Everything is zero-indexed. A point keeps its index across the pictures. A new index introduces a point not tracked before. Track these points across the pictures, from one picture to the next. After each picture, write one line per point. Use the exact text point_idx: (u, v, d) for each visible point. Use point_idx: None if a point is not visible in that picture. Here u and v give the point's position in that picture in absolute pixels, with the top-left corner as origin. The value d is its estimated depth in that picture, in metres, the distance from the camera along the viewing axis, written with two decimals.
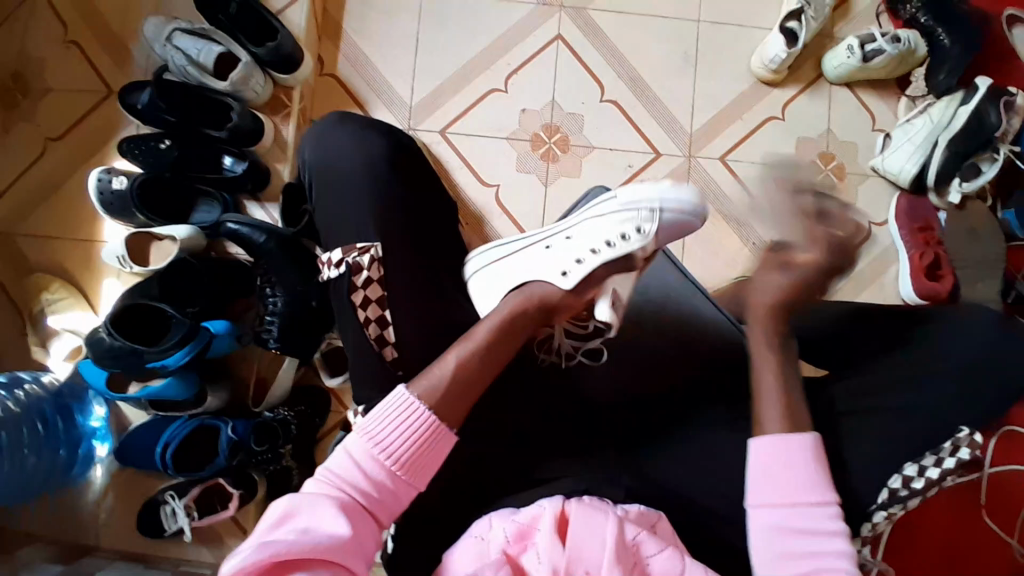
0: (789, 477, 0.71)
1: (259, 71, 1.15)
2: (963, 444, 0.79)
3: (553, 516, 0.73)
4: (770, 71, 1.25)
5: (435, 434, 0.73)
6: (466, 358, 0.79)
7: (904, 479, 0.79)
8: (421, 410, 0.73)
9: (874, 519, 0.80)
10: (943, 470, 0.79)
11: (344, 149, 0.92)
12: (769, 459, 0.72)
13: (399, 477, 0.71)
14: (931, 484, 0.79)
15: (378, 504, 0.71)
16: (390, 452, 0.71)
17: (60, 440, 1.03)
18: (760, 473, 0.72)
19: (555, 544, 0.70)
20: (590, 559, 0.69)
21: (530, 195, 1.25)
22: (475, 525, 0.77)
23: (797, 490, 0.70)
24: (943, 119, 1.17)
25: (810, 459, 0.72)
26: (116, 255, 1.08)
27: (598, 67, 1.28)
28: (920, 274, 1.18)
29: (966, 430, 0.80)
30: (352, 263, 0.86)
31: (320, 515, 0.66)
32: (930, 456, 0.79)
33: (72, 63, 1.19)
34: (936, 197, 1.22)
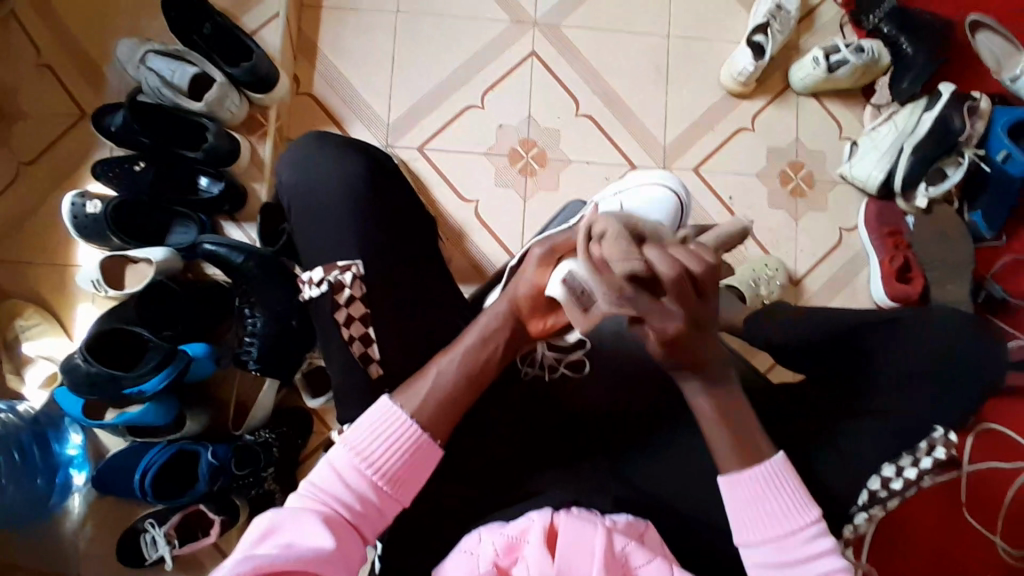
0: (765, 510, 0.69)
1: (234, 91, 1.15)
2: (939, 444, 0.81)
3: (542, 528, 0.73)
4: (739, 83, 1.28)
5: (420, 447, 0.74)
6: (464, 371, 0.77)
7: (884, 480, 0.80)
8: (408, 422, 0.74)
9: (856, 521, 0.81)
10: (921, 470, 0.80)
11: (323, 167, 0.92)
12: (745, 490, 0.70)
13: (382, 491, 0.72)
14: (909, 485, 0.80)
15: (362, 518, 0.71)
16: (375, 465, 0.72)
17: (37, 470, 1.00)
18: (736, 514, 0.70)
19: (543, 556, 0.71)
20: (579, 569, 0.70)
21: (509, 209, 1.25)
22: (465, 540, 0.76)
23: (772, 523, 0.69)
24: (908, 126, 1.20)
25: (781, 483, 0.70)
26: (90, 280, 1.06)
27: (572, 82, 1.30)
28: (891, 277, 1.22)
29: (942, 429, 0.82)
30: (334, 281, 0.86)
31: (304, 530, 0.67)
32: (908, 455, 0.81)
33: (42, 86, 1.18)
34: (904, 202, 1.25)
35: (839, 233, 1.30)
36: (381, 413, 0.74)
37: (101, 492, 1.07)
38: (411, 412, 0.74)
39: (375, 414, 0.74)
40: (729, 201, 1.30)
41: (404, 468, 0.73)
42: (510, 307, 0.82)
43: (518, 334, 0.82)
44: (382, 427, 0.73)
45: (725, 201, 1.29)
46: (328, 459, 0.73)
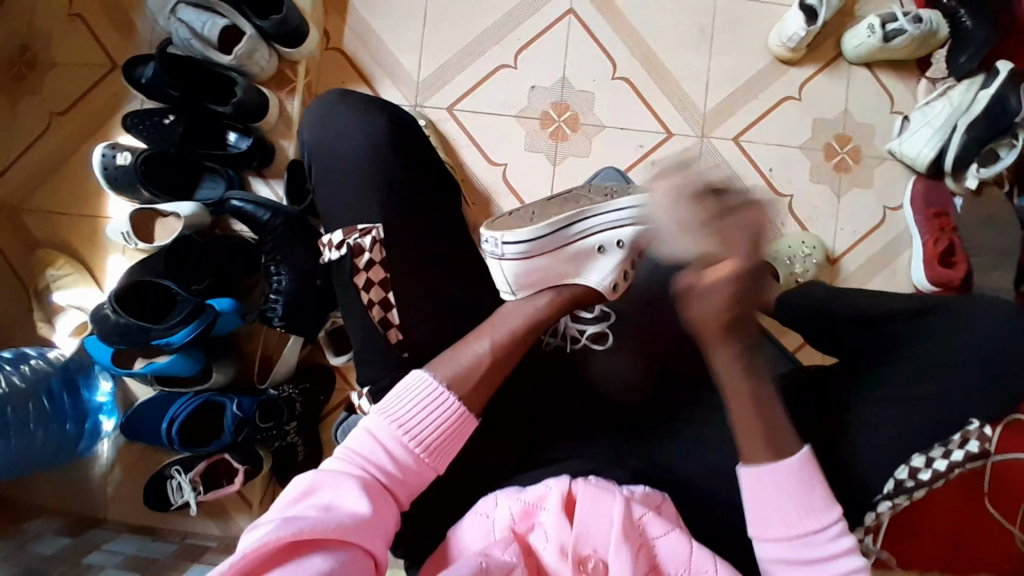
0: (781, 504, 0.67)
1: (264, 45, 1.13)
2: (973, 437, 0.74)
3: (561, 495, 0.72)
4: (788, 49, 1.22)
5: (462, 422, 0.73)
6: (501, 341, 0.77)
7: (912, 470, 0.74)
8: (444, 391, 0.73)
9: (879, 509, 0.75)
10: (952, 462, 0.74)
11: (343, 133, 0.90)
12: (765, 487, 0.67)
13: (419, 458, 0.71)
14: (940, 476, 0.73)
15: (399, 484, 0.70)
16: (418, 436, 0.71)
17: (66, 415, 1.04)
18: (757, 507, 0.67)
19: (562, 523, 0.70)
20: (596, 539, 0.69)
21: (539, 174, 1.23)
22: (481, 502, 0.75)
23: (796, 519, 0.66)
24: (962, 103, 1.14)
25: (801, 482, 0.67)
26: (120, 232, 1.08)
27: (611, 43, 1.25)
28: (935, 262, 1.17)
29: (979, 421, 0.75)
30: (352, 245, 0.85)
31: (343, 493, 0.66)
32: (939, 447, 0.74)
33: (74, 36, 1.17)
34: (953, 182, 1.19)
35: (882, 211, 1.25)
36: (418, 381, 0.74)
37: (129, 437, 1.11)
38: (447, 383, 0.74)
39: (412, 381, 0.74)
40: (768, 174, 1.25)
41: (446, 440, 0.72)
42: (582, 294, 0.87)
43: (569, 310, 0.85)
44: (429, 400, 0.73)
45: (764, 173, 1.25)
46: (366, 423, 0.71)
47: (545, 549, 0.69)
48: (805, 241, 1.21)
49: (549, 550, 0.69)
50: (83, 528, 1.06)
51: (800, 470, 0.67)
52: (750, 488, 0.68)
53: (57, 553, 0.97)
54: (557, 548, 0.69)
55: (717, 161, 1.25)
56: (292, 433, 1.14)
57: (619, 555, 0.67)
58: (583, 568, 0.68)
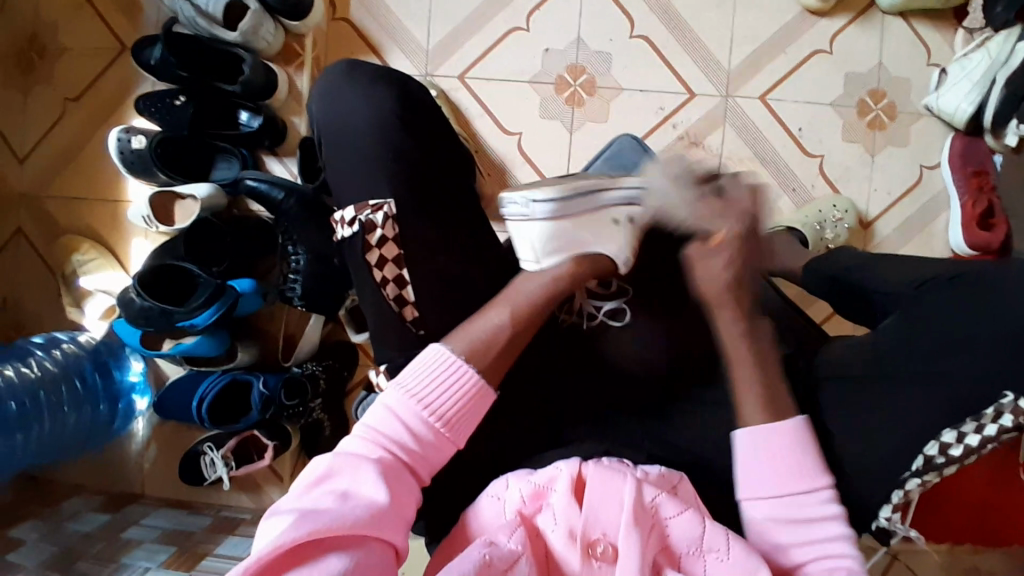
0: (779, 465, 0.66)
1: (269, 19, 1.10)
2: (1006, 412, 0.65)
3: (570, 478, 0.69)
4: (817, 0, 1.14)
5: (480, 394, 0.71)
6: (517, 317, 0.74)
7: (941, 446, 0.67)
8: (465, 367, 0.70)
9: (906, 487, 0.68)
10: (983, 438, 0.66)
11: (348, 111, 0.87)
12: (765, 442, 0.67)
13: (441, 433, 0.69)
14: (971, 453, 0.66)
15: (419, 460, 0.68)
16: (436, 410, 0.69)
17: (100, 397, 1.07)
18: (747, 467, 0.67)
19: (571, 506, 0.67)
20: (606, 522, 0.66)
21: (554, 143, 1.20)
22: (492, 484, 0.73)
23: (790, 476, 0.66)
24: (1002, 55, 1.06)
25: (798, 447, 0.66)
26: (141, 216, 1.09)
27: (628, 0, 1.19)
28: (972, 224, 1.11)
29: (1012, 395, 0.65)
30: (365, 221, 0.83)
31: (361, 480, 0.64)
32: (971, 421, 0.66)
33: (82, 19, 1.16)
34: (992, 138, 1.11)
35: (918, 170, 1.18)
36: (436, 354, 0.71)
37: (162, 416, 1.14)
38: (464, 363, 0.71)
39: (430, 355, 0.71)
40: (796, 134, 1.19)
41: (465, 413, 0.70)
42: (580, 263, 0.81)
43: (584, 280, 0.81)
44: (445, 374, 0.70)
45: (792, 134, 1.19)
46: (384, 400, 0.69)
47: (553, 532, 0.67)
48: (835, 205, 1.16)
49: (558, 533, 0.66)
50: (122, 504, 1.11)
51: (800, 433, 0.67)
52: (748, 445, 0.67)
53: (99, 529, 1.01)
54: (566, 532, 0.66)
55: (741, 123, 1.20)
56: (318, 411, 1.16)
57: (629, 536, 0.64)
58: (592, 552, 0.65)
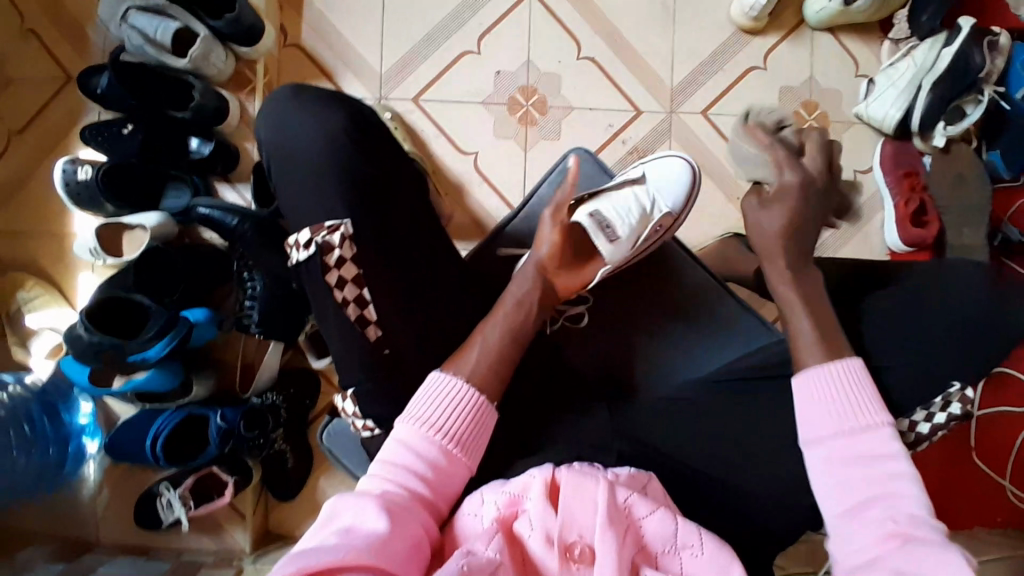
0: (846, 399, 0.68)
1: (219, 46, 1.10)
2: (954, 400, 0.75)
3: (544, 483, 0.67)
4: (750, 19, 1.21)
5: (482, 413, 0.73)
6: (510, 328, 0.78)
7: (895, 433, 0.75)
8: (476, 392, 0.72)
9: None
10: (934, 426, 0.75)
11: (300, 141, 0.80)
12: (819, 376, 0.69)
13: (455, 456, 0.70)
14: (922, 439, 0.75)
15: (434, 487, 0.68)
16: (445, 431, 0.70)
17: (48, 440, 1.01)
18: (807, 407, 0.69)
19: (547, 510, 0.65)
20: (581, 524, 0.64)
21: (510, 160, 1.22)
22: (466, 502, 0.70)
23: (844, 416, 0.67)
24: (926, 62, 1.15)
25: (856, 380, 0.69)
26: (87, 249, 1.05)
27: (574, 23, 1.23)
28: (908, 222, 1.18)
29: (959, 384, 0.75)
30: (322, 243, 0.76)
31: (365, 514, 0.61)
32: (921, 410, 0.75)
33: (25, 50, 1.14)
34: (920, 141, 1.22)
35: (853, 175, 1.25)
36: (439, 381, 0.73)
37: (114, 458, 1.08)
38: (463, 374, 0.73)
39: (432, 382, 0.73)
40: None
41: (472, 433, 0.72)
42: (539, 271, 0.84)
43: (550, 293, 0.84)
44: (448, 398, 0.72)
45: None
46: (396, 435, 0.70)
47: (531, 537, 0.64)
48: None
49: (535, 538, 0.64)
50: (76, 552, 1.04)
51: (855, 372, 0.69)
52: (802, 382, 0.70)
53: None
54: (543, 536, 0.64)
55: (689, 137, 1.25)
56: (279, 441, 1.13)
57: (604, 536, 0.62)
58: (570, 556, 0.63)
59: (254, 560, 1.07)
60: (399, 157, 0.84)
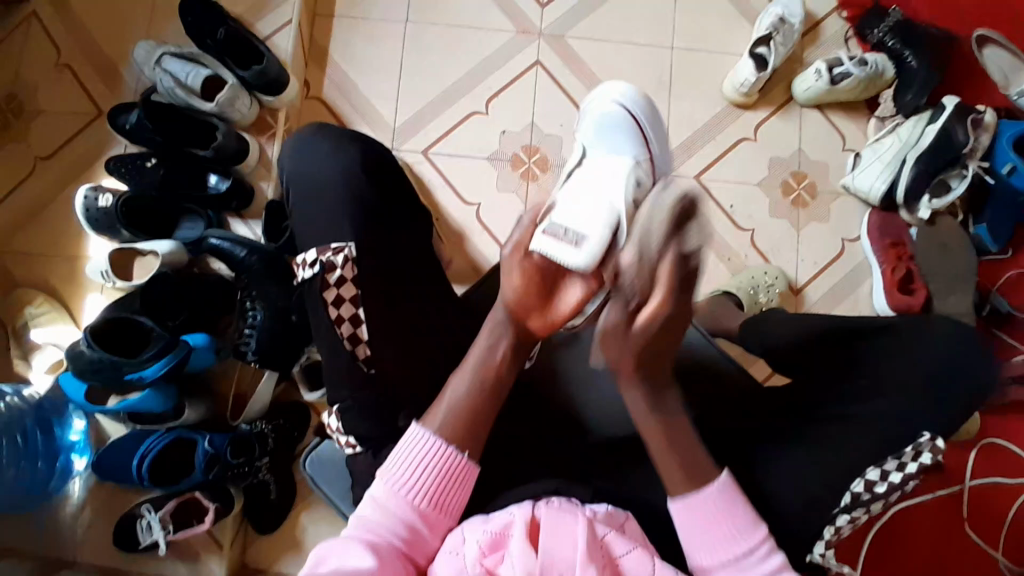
0: (717, 531, 0.71)
1: (245, 93, 1.19)
2: (924, 450, 0.78)
3: (525, 521, 0.67)
4: (741, 94, 1.29)
5: (461, 467, 0.74)
6: (475, 384, 0.76)
7: (867, 483, 0.77)
8: (447, 447, 0.74)
9: (837, 523, 0.77)
10: (906, 475, 0.77)
11: (315, 165, 0.87)
12: (693, 514, 0.71)
13: (430, 515, 0.72)
14: (894, 489, 0.77)
15: (411, 542, 0.71)
16: (418, 489, 0.72)
17: (37, 453, 1.02)
18: (690, 536, 0.71)
19: (528, 549, 0.65)
20: (561, 566, 0.64)
21: (510, 211, 1.27)
22: (450, 539, 0.71)
23: (726, 545, 0.70)
24: (911, 137, 1.22)
25: (727, 508, 0.71)
26: (100, 271, 1.11)
27: (576, 90, 1.32)
28: (894, 289, 1.22)
29: (929, 435, 0.79)
30: (325, 262, 0.81)
31: (350, 557, 0.67)
32: (893, 460, 0.78)
33: (65, 87, 1.23)
34: (907, 214, 1.26)
35: (840, 244, 1.30)
36: (416, 436, 0.75)
37: (99, 477, 1.08)
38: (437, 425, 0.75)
39: (409, 438, 0.74)
40: (728, 210, 1.30)
41: (450, 487, 0.73)
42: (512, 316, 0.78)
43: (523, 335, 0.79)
44: (423, 455, 0.73)
45: (725, 210, 1.30)
46: (374, 491, 0.73)
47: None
48: (767, 272, 1.25)
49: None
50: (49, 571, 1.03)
51: (726, 498, 0.71)
52: (683, 518, 0.71)
53: None
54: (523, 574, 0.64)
55: None
56: (264, 471, 1.13)
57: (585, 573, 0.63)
58: None
59: None
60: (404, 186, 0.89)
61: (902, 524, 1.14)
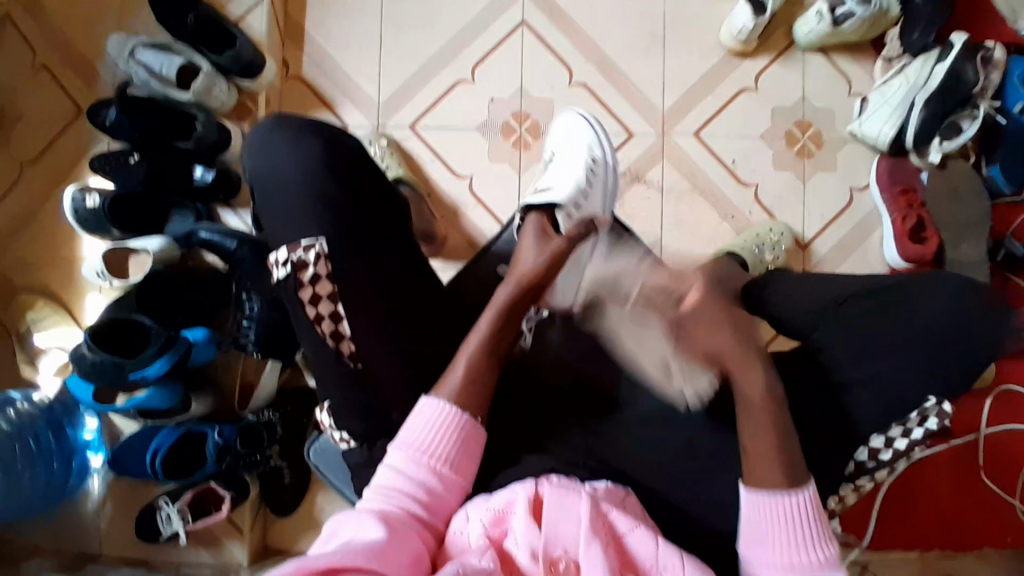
0: (785, 538, 0.67)
1: (221, 78, 1.16)
2: (930, 415, 0.74)
3: (527, 499, 0.66)
4: (739, 42, 1.23)
5: (471, 432, 0.73)
6: (475, 361, 0.76)
7: (871, 451, 0.76)
8: (458, 412, 0.73)
9: (839, 494, 0.77)
10: (911, 441, 0.75)
11: (278, 162, 0.80)
12: (766, 507, 0.68)
13: (447, 479, 0.71)
14: (899, 455, 0.75)
15: (428, 507, 0.68)
16: (434, 453, 0.71)
17: (53, 454, 1.05)
18: (761, 529, 0.68)
19: (531, 526, 0.63)
20: (566, 539, 0.63)
21: (503, 182, 1.24)
22: (451, 518, 0.69)
23: (799, 550, 0.66)
24: (919, 78, 1.15)
25: (805, 519, 0.67)
26: (96, 272, 1.09)
27: (565, 50, 1.27)
28: (904, 239, 1.17)
29: (935, 398, 0.74)
30: (296, 261, 0.76)
31: (365, 526, 0.63)
32: (897, 426, 0.75)
33: (45, 87, 1.21)
34: (918, 158, 1.19)
35: (849, 194, 1.25)
36: (427, 405, 0.74)
37: (117, 473, 1.11)
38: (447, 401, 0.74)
39: (420, 406, 0.73)
40: (731, 166, 1.26)
41: (462, 453, 0.72)
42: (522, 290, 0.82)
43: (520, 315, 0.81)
44: (436, 419, 0.72)
45: (727, 165, 1.26)
46: (389, 460, 0.71)
47: (518, 553, 0.62)
48: (772, 228, 1.21)
49: (521, 554, 0.62)
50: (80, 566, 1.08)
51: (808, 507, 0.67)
52: (760, 513, 0.68)
53: None
54: (528, 551, 0.62)
55: (681, 158, 1.26)
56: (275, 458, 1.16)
57: (590, 549, 0.61)
58: (555, 569, 0.61)
59: None
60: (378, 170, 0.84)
61: (916, 476, 1.13)
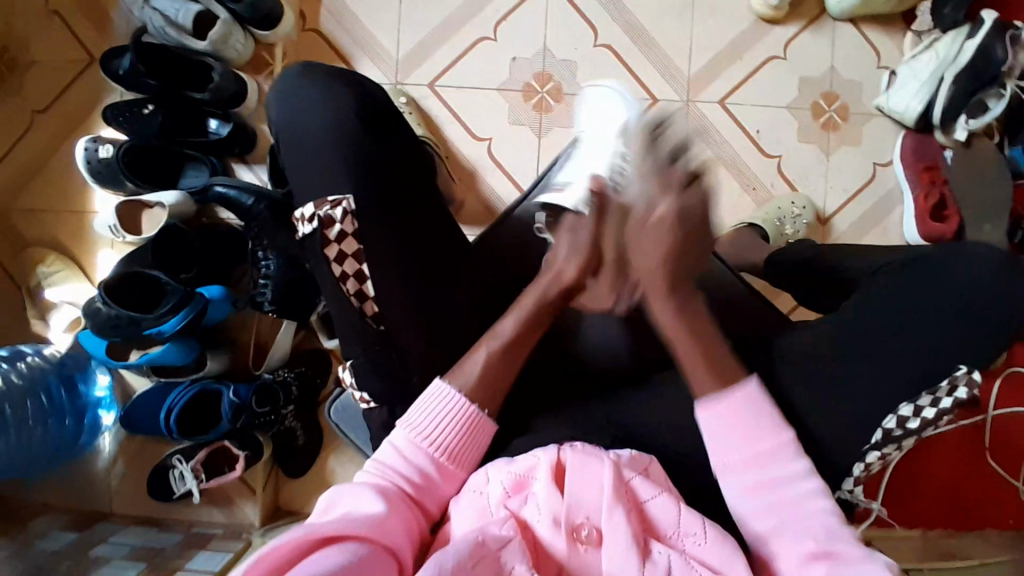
0: (741, 430, 0.65)
1: (238, 29, 1.12)
2: (960, 384, 0.69)
3: (550, 464, 0.62)
4: (770, 8, 1.19)
5: (477, 425, 0.70)
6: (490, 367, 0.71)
7: (899, 419, 0.69)
8: (470, 405, 0.69)
9: (866, 460, 0.70)
10: (939, 412, 0.68)
11: (309, 109, 0.75)
12: (721, 424, 0.65)
13: (448, 470, 0.68)
14: (928, 425, 0.68)
15: (425, 494, 0.66)
16: (437, 443, 0.68)
17: (65, 411, 1.04)
18: (713, 437, 0.66)
19: (554, 492, 0.60)
20: (587, 509, 0.60)
21: (524, 146, 1.22)
22: (472, 478, 0.66)
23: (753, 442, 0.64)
24: (949, 54, 1.13)
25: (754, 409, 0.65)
26: (107, 226, 1.07)
27: (592, 11, 1.23)
28: (926, 217, 1.17)
29: (966, 367, 0.70)
30: (324, 217, 0.72)
31: (363, 500, 0.61)
32: (926, 395, 0.69)
33: (52, 33, 1.17)
34: (942, 135, 1.19)
35: (872, 168, 1.24)
36: (438, 391, 0.70)
37: (130, 430, 1.10)
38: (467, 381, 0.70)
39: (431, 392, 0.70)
40: (755, 136, 1.24)
41: (466, 445, 0.69)
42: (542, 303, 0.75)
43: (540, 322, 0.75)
44: (442, 409, 0.69)
45: (752, 135, 1.24)
46: (391, 439, 0.68)
47: (539, 522, 0.59)
48: (794, 202, 1.20)
49: (543, 524, 0.59)
50: (90, 522, 1.07)
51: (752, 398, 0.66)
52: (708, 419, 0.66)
53: (64, 546, 0.97)
54: (550, 519, 0.59)
55: (705, 126, 1.24)
56: (287, 419, 1.15)
57: (613, 516, 0.59)
58: (577, 537, 0.59)
59: (261, 535, 1.09)
60: (411, 127, 0.80)
61: (923, 454, 1.15)
